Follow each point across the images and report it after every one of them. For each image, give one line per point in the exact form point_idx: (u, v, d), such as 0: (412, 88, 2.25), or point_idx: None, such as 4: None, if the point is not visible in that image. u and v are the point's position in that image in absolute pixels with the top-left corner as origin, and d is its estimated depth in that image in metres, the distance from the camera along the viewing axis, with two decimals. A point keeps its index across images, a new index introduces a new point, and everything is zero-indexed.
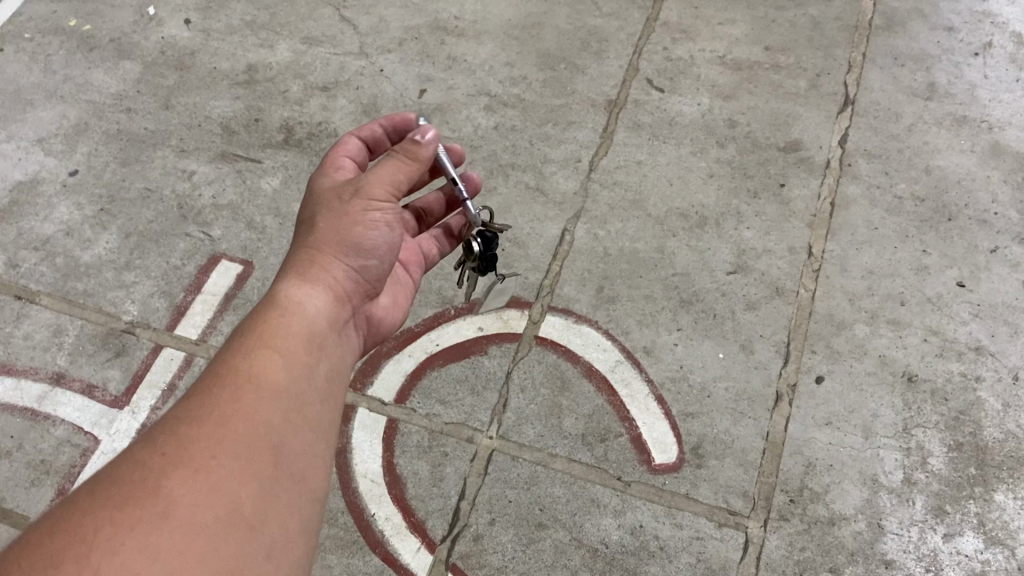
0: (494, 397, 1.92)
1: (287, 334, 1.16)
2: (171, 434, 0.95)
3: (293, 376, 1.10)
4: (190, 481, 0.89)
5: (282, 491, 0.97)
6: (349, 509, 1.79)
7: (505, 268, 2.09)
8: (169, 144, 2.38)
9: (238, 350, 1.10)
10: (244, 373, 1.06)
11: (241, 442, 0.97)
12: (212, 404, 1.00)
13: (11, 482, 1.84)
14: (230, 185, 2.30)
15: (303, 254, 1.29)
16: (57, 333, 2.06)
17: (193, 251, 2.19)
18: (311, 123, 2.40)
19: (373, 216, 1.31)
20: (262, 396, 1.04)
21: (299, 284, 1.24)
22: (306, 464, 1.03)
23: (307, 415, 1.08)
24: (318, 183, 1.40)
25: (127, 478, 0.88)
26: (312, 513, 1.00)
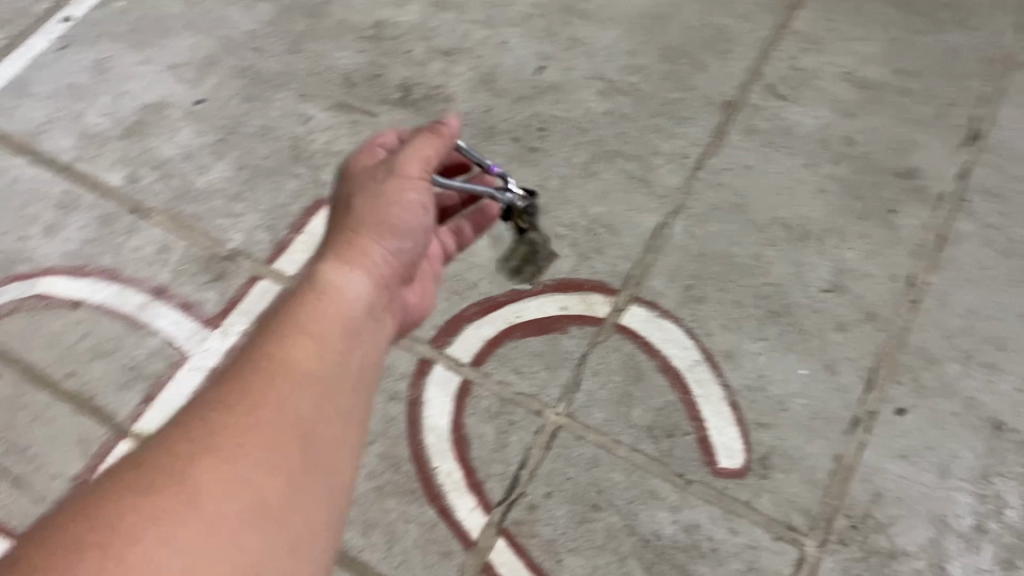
0: (567, 375, 1.93)
1: (326, 314, 1.25)
2: (206, 412, 1.06)
3: (328, 362, 1.18)
4: (217, 466, 0.99)
5: (307, 480, 1.06)
6: (413, 459, 1.85)
7: (596, 252, 2.10)
8: (290, 87, 2.46)
9: (275, 328, 1.19)
10: (280, 351, 1.15)
11: (269, 425, 1.07)
12: (248, 384, 1.10)
13: (105, 381, 1.97)
14: (343, 134, 2.35)
15: (344, 237, 1.40)
16: (163, 250, 2.16)
17: (300, 192, 2.26)
18: (428, 85, 2.43)
19: (406, 199, 1.45)
20: (297, 381, 1.13)
21: (340, 267, 1.32)
22: (333, 454, 1.12)
23: (337, 397, 1.16)
24: (357, 168, 1.52)
25: (163, 460, 0.99)
26: (335, 501, 1.10)
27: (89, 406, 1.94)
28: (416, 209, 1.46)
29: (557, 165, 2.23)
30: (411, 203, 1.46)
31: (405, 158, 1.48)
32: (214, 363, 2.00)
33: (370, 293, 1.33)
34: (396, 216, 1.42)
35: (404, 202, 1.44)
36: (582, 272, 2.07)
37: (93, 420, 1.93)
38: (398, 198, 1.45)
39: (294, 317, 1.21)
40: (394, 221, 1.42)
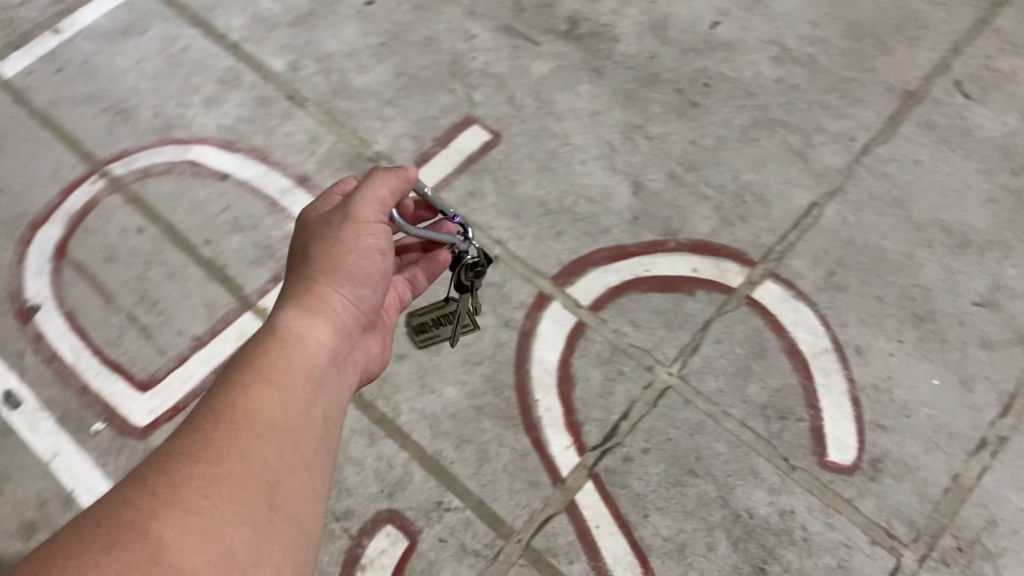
0: (686, 338, 1.88)
1: (288, 367, 1.21)
2: (161, 474, 1.00)
3: (288, 412, 1.15)
4: (179, 525, 0.93)
5: (278, 529, 1.02)
6: (516, 388, 1.84)
7: (739, 220, 2.03)
8: (460, 3, 2.41)
9: (232, 382, 1.16)
10: (239, 406, 1.11)
11: (234, 483, 1.01)
12: (201, 438, 1.05)
13: (239, 254, 2.03)
14: (504, 58, 2.30)
15: (303, 286, 1.35)
16: (313, 141, 2.20)
17: (452, 107, 2.23)
18: (597, 22, 2.35)
19: (366, 242, 1.37)
20: (256, 433, 1.09)
21: (300, 316, 1.29)
22: (304, 502, 1.08)
23: (301, 455, 1.12)
24: (314, 208, 1.46)
25: (116, 521, 0.93)
26: (309, 556, 1.05)
27: (220, 274, 2.00)
28: (377, 254, 1.38)
29: (715, 126, 2.17)
30: (369, 245, 1.37)
31: (362, 200, 1.38)
32: None
33: (329, 343, 1.30)
34: (352, 262, 1.36)
35: (364, 245, 1.37)
36: (721, 238, 2.01)
37: (221, 288, 1.99)
38: (355, 241, 1.36)
39: (248, 372, 1.17)
40: (353, 266, 1.36)
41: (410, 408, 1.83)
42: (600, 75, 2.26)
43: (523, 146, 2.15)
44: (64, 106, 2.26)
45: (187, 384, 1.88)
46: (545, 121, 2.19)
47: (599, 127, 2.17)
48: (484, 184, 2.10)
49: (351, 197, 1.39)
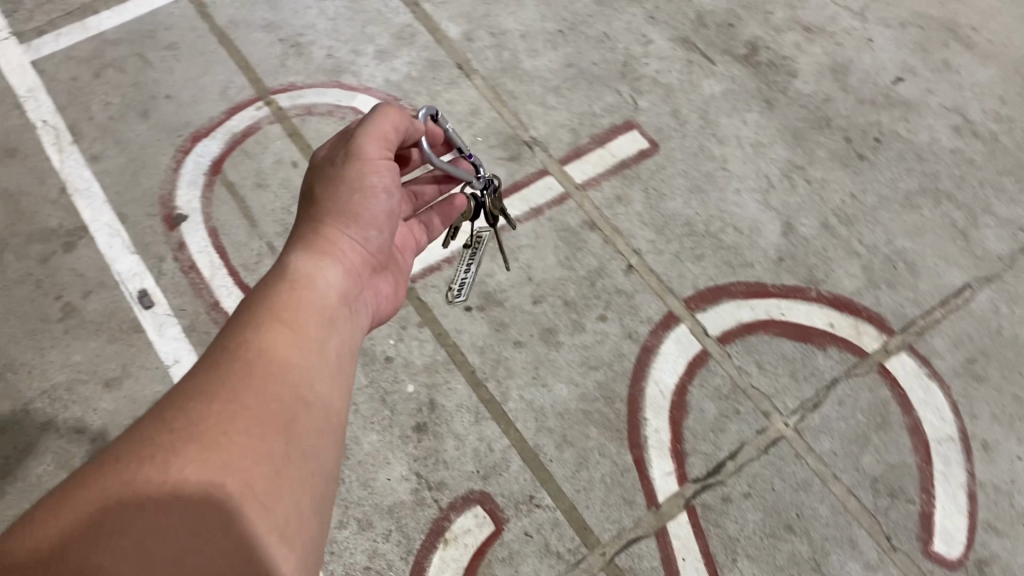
0: (809, 392, 1.84)
1: (296, 308, 1.18)
2: (169, 419, 0.95)
3: (302, 349, 1.12)
4: (193, 471, 0.89)
5: (299, 463, 1.00)
6: (628, 402, 1.82)
7: (885, 285, 1.97)
8: (643, 6, 2.38)
9: (246, 321, 1.13)
10: (248, 345, 1.08)
11: (251, 418, 0.98)
12: (215, 376, 1.03)
13: None
14: (677, 69, 2.26)
15: (310, 228, 1.32)
16: (473, 113, 2.20)
17: (615, 108, 2.21)
18: (777, 53, 2.30)
19: (375, 181, 1.33)
20: (269, 368, 1.06)
21: (311, 256, 1.27)
22: (323, 436, 1.06)
23: (315, 395, 1.09)
24: (319, 151, 1.41)
25: (130, 460, 0.89)
26: (329, 490, 1.04)
27: None
28: (386, 193, 1.35)
29: (879, 184, 2.10)
30: (374, 183, 1.33)
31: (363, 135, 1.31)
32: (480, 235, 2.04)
33: (341, 284, 1.28)
34: (363, 203, 1.33)
35: (369, 182, 1.32)
36: (864, 299, 1.95)
37: None
38: (360, 179, 1.32)
39: (263, 312, 1.15)
40: (363, 207, 1.33)
41: (518, 396, 1.82)
42: (771, 108, 2.21)
43: (680, 162, 2.12)
44: (242, 28, 2.32)
45: None
46: (706, 142, 2.15)
47: (759, 160, 2.13)
48: (634, 192, 2.08)
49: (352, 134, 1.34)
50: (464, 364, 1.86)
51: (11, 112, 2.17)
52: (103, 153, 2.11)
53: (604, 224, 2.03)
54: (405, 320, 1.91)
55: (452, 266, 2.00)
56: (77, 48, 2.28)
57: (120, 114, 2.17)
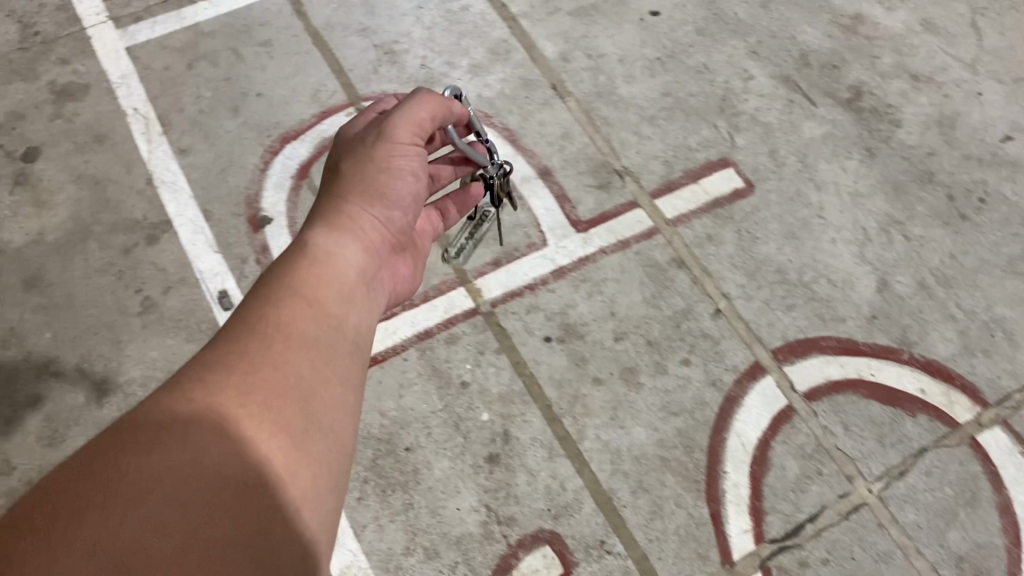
0: (896, 459, 1.78)
1: (319, 284, 1.29)
2: (195, 384, 1.04)
3: (324, 323, 1.23)
4: (217, 429, 0.98)
5: (313, 432, 1.08)
6: (707, 452, 1.77)
7: (981, 354, 1.90)
8: (745, 39, 2.31)
9: (272, 296, 1.23)
10: (272, 318, 1.18)
11: (271, 383, 1.08)
12: (240, 346, 1.12)
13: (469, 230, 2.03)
14: (777, 109, 2.21)
15: (334, 207, 1.45)
16: (565, 136, 2.16)
17: (711, 144, 2.15)
18: (881, 100, 2.23)
19: (398, 166, 1.49)
20: (293, 340, 1.16)
21: (331, 234, 1.39)
22: (338, 413, 1.14)
23: (333, 366, 1.18)
24: (345, 139, 1.57)
25: (155, 421, 0.97)
26: (343, 466, 1.12)
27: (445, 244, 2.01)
28: (406, 177, 1.50)
29: (981, 247, 2.03)
30: (401, 168, 1.49)
31: (398, 124, 1.50)
32: (565, 263, 2.00)
33: (360, 264, 1.40)
34: (388, 185, 1.48)
35: (396, 167, 1.49)
36: (958, 367, 1.88)
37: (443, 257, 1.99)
38: (391, 165, 1.48)
39: (289, 285, 1.25)
40: (386, 188, 1.48)
41: (595, 436, 1.77)
42: (872, 157, 2.14)
43: (775, 206, 2.06)
44: (337, 30, 2.29)
45: (389, 338, 1.89)
46: (803, 187, 2.09)
47: (857, 211, 2.06)
48: (725, 233, 2.03)
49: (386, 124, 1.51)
50: (541, 397, 1.82)
51: (104, 97, 2.16)
52: (191, 146, 2.10)
53: (693, 263, 1.99)
54: (483, 346, 1.88)
55: (535, 293, 1.95)
56: (172, 37, 2.27)
57: (211, 108, 2.15)
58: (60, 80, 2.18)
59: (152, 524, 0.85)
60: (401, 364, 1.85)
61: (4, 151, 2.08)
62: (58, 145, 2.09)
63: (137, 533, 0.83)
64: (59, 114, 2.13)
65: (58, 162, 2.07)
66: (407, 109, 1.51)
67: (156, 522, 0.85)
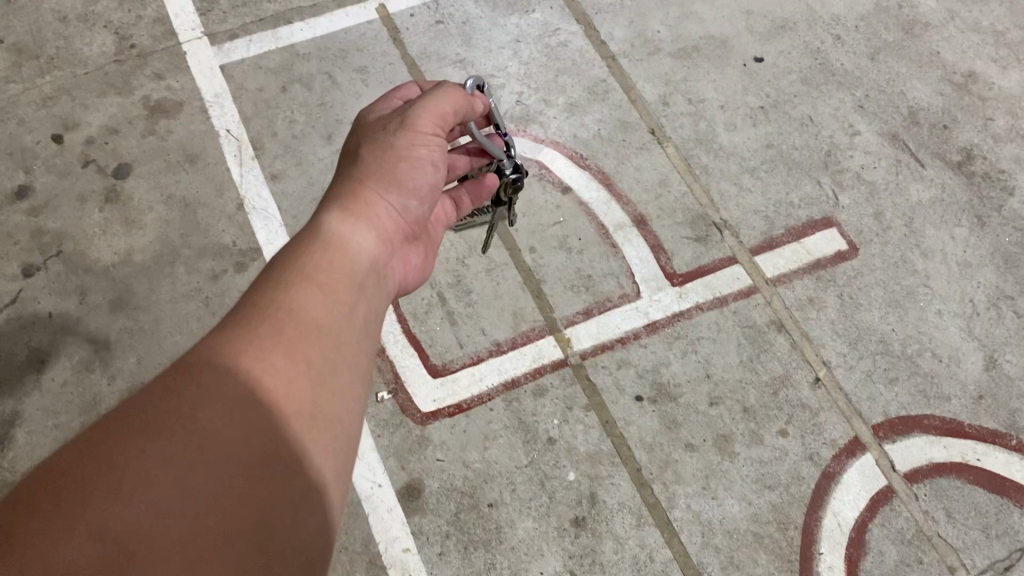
0: (1002, 552, 1.69)
1: (329, 270, 1.18)
2: (201, 365, 0.98)
3: (333, 310, 1.13)
4: (225, 414, 0.93)
5: (317, 425, 1.01)
6: (802, 530, 1.69)
7: None
8: (852, 92, 2.24)
9: (278, 278, 1.14)
10: (279, 302, 1.09)
11: (273, 374, 1.00)
12: (244, 331, 1.04)
13: (560, 276, 1.97)
14: (883, 167, 2.14)
15: (349, 188, 1.34)
16: (662, 184, 2.10)
17: (814, 201, 2.08)
18: (994, 165, 2.15)
19: (420, 152, 1.37)
20: (298, 327, 1.07)
21: (347, 218, 1.28)
22: (344, 404, 1.07)
23: (344, 353, 1.10)
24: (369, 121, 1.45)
25: (155, 406, 0.91)
26: (348, 458, 1.05)
27: (536, 289, 1.95)
28: (429, 165, 1.38)
29: None
30: (422, 158, 1.37)
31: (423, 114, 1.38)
32: (658, 317, 1.93)
33: (376, 250, 1.29)
34: (408, 172, 1.36)
35: (420, 156, 1.37)
36: None
37: (531, 302, 1.94)
38: (414, 152, 1.36)
39: (297, 268, 1.16)
40: (405, 175, 1.35)
41: (685, 505, 1.71)
42: (982, 226, 2.06)
43: (879, 271, 1.99)
44: (434, 60, 2.26)
45: (474, 384, 1.83)
46: (908, 253, 2.02)
47: (966, 282, 1.98)
48: (826, 297, 1.96)
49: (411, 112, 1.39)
50: (631, 460, 1.75)
51: (196, 116, 2.14)
52: (283, 173, 2.07)
53: (792, 326, 1.92)
54: (572, 401, 1.81)
55: (627, 348, 1.88)
56: (267, 58, 2.24)
57: (304, 135, 2.12)
58: (154, 96, 2.17)
59: (158, 510, 0.82)
60: (486, 415, 1.79)
61: (96, 166, 2.06)
62: (149, 163, 2.07)
63: (139, 522, 0.81)
64: (152, 131, 2.11)
65: (148, 180, 2.04)
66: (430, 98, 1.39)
67: (160, 511, 0.82)
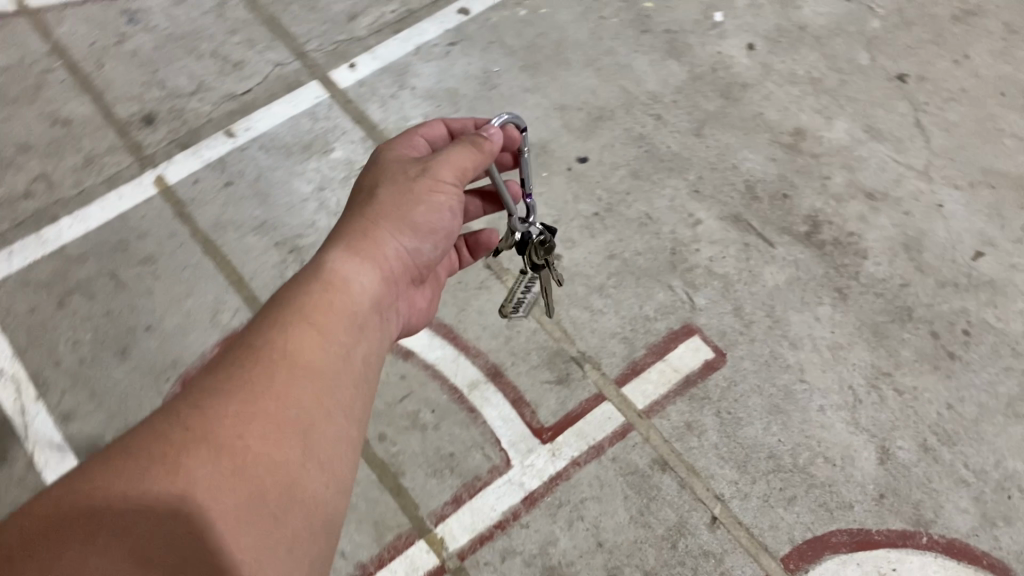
0: None
1: (327, 311, 1.20)
2: (200, 408, 1.03)
3: (329, 356, 1.16)
4: (216, 459, 0.98)
5: (309, 476, 1.04)
6: None
7: (1003, 519, 1.72)
8: (686, 177, 2.12)
9: (278, 316, 1.18)
10: (275, 347, 1.13)
11: (268, 420, 1.05)
12: (243, 374, 1.08)
13: (418, 460, 1.75)
14: (732, 255, 2.02)
15: (358, 224, 1.32)
16: (510, 324, 1.92)
17: (670, 309, 1.94)
18: (841, 229, 2.06)
19: (438, 200, 1.34)
20: (295, 374, 1.11)
21: (348, 258, 1.27)
22: (337, 451, 1.10)
23: (336, 399, 1.14)
24: (388, 156, 1.43)
25: (152, 449, 0.97)
26: (336, 505, 1.08)
27: (394, 485, 1.73)
28: (445, 212, 1.36)
29: (976, 388, 1.86)
30: (440, 205, 1.35)
31: (443, 160, 1.34)
32: (534, 485, 1.73)
33: (374, 292, 1.29)
34: (419, 213, 1.33)
35: (436, 201, 1.34)
36: (982, 541, 1.70)
37: (391, 502, 1.71)
38: (427, 196, 1.33)
39: (294, 307, 1.19)
40: (418, 217, 1.33)
41: None
42: (844, 299, 1.97)
43: (752, 374, 1.87)
44: (231, 230, 2.00)
45: None
46: (776, 345, 1.90)
47: (839, 365, 1.88)
48: (705, 417, 1.82)
49: (433, 155, 1.36)
50: None
51: None
52: (75, 409, 1.76)
53: (677, 462, 1.76)
54: None
55: (509, 532, 1.67)
56: (36, 270, 1.93)
57: (94, 356, 1.83)
58: None
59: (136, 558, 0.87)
60: None
61: None
62: None
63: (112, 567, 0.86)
64: None
65: None
66: (451, 152, 1.35)
67: (141, 556, 0.87)
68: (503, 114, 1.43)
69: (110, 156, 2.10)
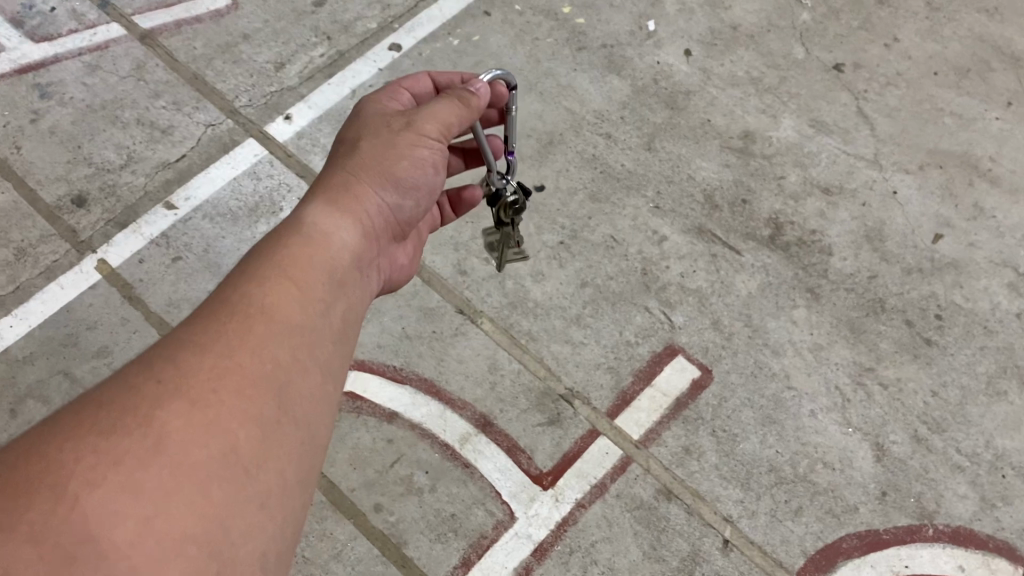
0: None
1: (307, 265, 1.10)
2: (169, 362, 0.89)
3: (308, 311, 1.04)
4: (188, 410, 0.84)
5: (286, 432, 0.91)
6: None
7: (1000, 499, 1.75)
8: (644, 193, 2.10)
9: (256, 269, 1.07)
10: (251, 301, 1.00)
11: (241, 373, 0.91)
12: (215, 328, 0.95)
13: (420, 525, 1.69)
14: (702, 268, 2.00)
15: (339, 178, 1.27)
16: (493, 369, 1.87)
17: (650, 331, 1.92)
18: (803, 227, 2.07)
19: (418, 153, 1.31)
20: (273, 327, 0.98)
21: (330, 211, 1.21)
22: (315, 406, 0.98)
23: (314, 351, 1.01)
24: (371, 109, 1.38)
25: (115, 403, 0.83)
26: (314, 463, 0.95)
27: (399, 556, 1.66)
28: (428, 168, 1.34)
29: (956, 371, 1.89)
30: (423, 158, 1.32)
31: (427, 113, 1.32)
32: (542, 535, 1.69)
33: (357, 246, 1.22)
34: (402, 168, 1.30)
35: (419, 155, 1.32)
36: (984, 525, 1.72)
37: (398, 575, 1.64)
38: (410, 149, 1.30)
39: (274, 260, 1.08)
40: (400, 172, 1.30)
41: None
42: (817, 298, 1.97)
43: (741, 388, 1.86)
44: (186, 309, 1.90)
45: None
46: (760, 354, 1.90)
47: (823, 365, 1.89)
48: (701, 439, 1.80)
49: (417, 109, 1.33)
50: None
51: None
52: None
53: (681, 489, 1.74)
54: None
55: None
56: None
57: None
58: None
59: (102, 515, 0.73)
60: None
61: None
62: None
63: (77, 524, 0.72)
64: None
65: None
66: (433, 106, 1.33)
67: (108, 513, 0.73)
68: (493, 71, 1.42)
69: (43, 245, 1.97)
